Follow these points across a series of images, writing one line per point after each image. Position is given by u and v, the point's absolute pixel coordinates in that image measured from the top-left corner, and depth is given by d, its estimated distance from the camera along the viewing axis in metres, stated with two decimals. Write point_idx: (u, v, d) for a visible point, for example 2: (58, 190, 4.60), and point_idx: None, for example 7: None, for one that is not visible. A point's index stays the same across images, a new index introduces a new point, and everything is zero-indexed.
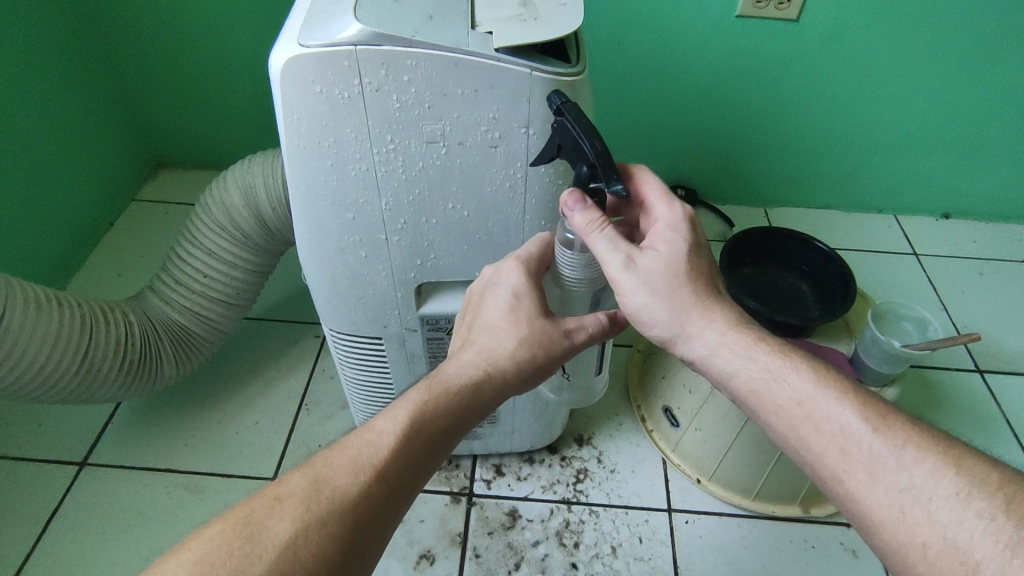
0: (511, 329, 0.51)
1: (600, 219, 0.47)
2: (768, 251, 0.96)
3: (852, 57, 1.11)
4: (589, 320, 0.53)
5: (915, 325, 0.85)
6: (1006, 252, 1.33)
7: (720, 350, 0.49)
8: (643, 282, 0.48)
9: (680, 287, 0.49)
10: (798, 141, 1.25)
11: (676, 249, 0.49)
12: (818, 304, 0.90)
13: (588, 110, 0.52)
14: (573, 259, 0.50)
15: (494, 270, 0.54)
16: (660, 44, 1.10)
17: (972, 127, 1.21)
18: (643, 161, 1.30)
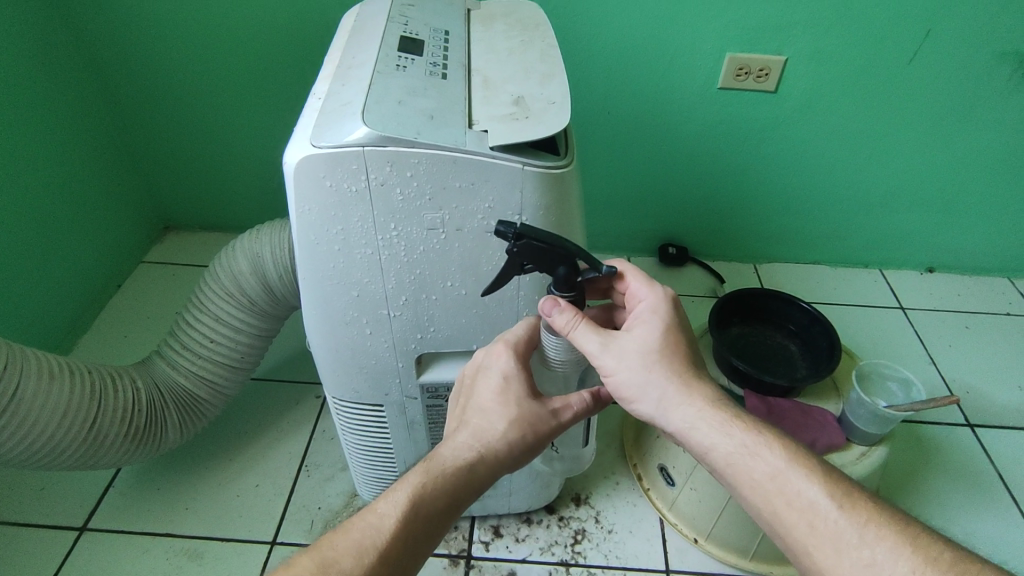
0: (501, 411, 0.54)
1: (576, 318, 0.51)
2: (755, 309, 0.99)
3: (830, 123, 1.17)
4: (575, 400, 0.56)
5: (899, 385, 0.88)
6: (990, 306, 1.36)
7: (699, 424, 0.53)
8: (621, 359, 0.53)
9: (662, 355, 0.53)
10: (783, 201, 1.30)
11: (655, 326, 0.54)
12: (806, 363, 0.93)
13: (576, 196, 0.56)
14: (558, 344, 0.54)
15: (485, 353, 0.57)
16: (647, 114, 1.16)
17: (948, 185, 1.27)
18: (635, 220, 1.35)
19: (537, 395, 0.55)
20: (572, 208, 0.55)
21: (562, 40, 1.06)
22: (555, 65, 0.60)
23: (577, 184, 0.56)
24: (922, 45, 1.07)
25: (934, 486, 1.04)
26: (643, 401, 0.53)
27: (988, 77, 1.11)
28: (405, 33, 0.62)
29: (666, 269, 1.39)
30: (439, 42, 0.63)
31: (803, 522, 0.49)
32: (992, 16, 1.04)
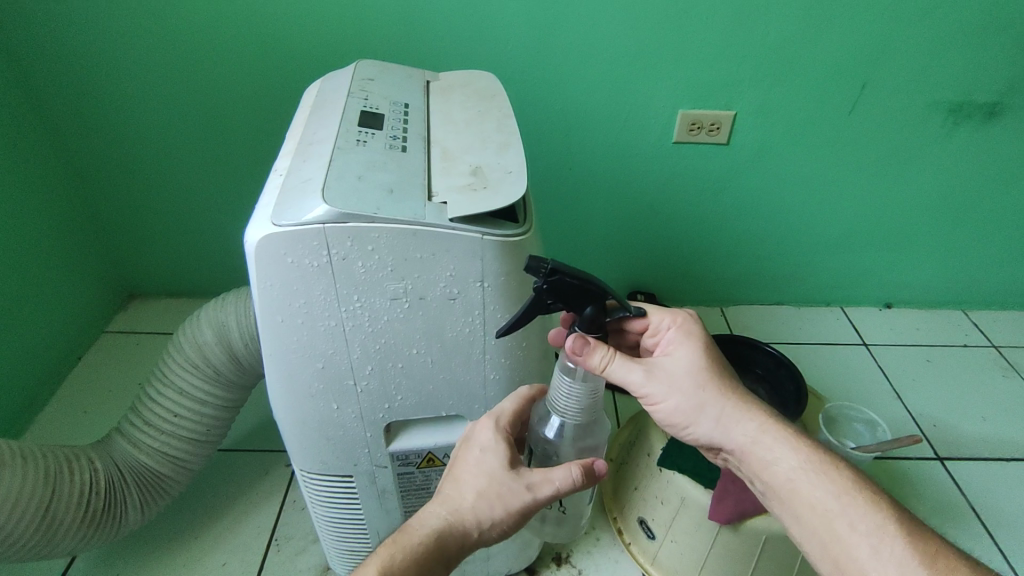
0: (474, 481, 0.54)
1: (607, 353, 0.51)
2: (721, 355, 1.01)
3: (782, 172, 1.23)
4: (558, 475, 0.53)
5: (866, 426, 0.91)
6: (947, 338, 1.41)
7: (760, 438, 0.58)
8: (669, 386, 0.59)
9: (707, 377, 0.59)
10: (743, 245, 1.35)
11: (693, 349, 0.59)
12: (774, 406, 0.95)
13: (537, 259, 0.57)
14: (574, 387, 0.52)
15: (472, 428, 0.58)
16: (607, 169, 1.20)
17: (897, 224, 1.33)
18: (602, 269, 1.37)
19: (514, 467, 0.55)
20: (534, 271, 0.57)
21: (519, 103, 1.10)
22: (512, 134, 0.62)
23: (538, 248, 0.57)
24: (860, 98, 1.13)
25: None
26: (700, 423, 0.59)
27: (924, 125, 1.17)
28: (365, 108, 0.65)
29: None
30: (399, 115, 0.65)
31: (866, 543, 0.52)
32: (922, 69, 1.10)
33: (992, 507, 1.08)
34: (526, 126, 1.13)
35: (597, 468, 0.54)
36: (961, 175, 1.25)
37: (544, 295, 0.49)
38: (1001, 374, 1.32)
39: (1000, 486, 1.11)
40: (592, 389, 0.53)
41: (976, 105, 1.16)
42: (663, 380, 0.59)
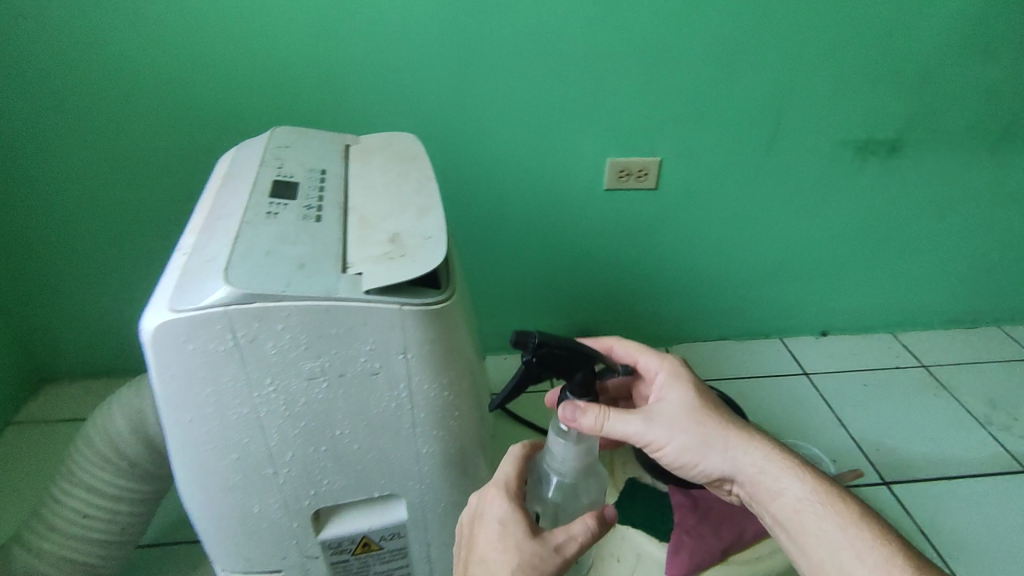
0: (504, 555, 0.53)
1: (599, 411, 0.53)
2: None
3: (710, 212, 1.26)
4: (578, 527, 0.54)
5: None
6: (881, 361, 1.46)
7: (769, 467, 0.58)
8: (669, 426, 0.59)
9: (701, 412, 0.60)
10: (681, 284, 1.37)
11: (682, 389, 0.62)
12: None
13: (461, 325, 0.55)
14: (568, 447, 0.55)
15: (478, 501, 0.58)
16: (543, 218, 1.21)
17: (823, 255, 1.39)
18: (546, 317, 1.37)
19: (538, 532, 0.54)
20: (459, 337, 0.55)
21: (449, 160, 1.10)
22: (432, 197, 0.61)
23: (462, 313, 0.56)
24: (773, 139, 1.19)
25: None
26: (707, 459, 0.59)
27: (835, 162, 1.24)
28: (278, 177, 0.62)
29: None
30: (315, 184, 0.63)
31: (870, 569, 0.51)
32: (828, 111, 1.17)
33: (940, 529, 1.09)
34: (457, 182, 1.13)
35: (610, 514, 0.56)
36: (873, 206, 1.32)
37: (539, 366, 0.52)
38: (934, 393, 1.37)
39: (945, 506, 1.13)
40: (585, 450, 0.55)
41: (879, 141, 1.23)
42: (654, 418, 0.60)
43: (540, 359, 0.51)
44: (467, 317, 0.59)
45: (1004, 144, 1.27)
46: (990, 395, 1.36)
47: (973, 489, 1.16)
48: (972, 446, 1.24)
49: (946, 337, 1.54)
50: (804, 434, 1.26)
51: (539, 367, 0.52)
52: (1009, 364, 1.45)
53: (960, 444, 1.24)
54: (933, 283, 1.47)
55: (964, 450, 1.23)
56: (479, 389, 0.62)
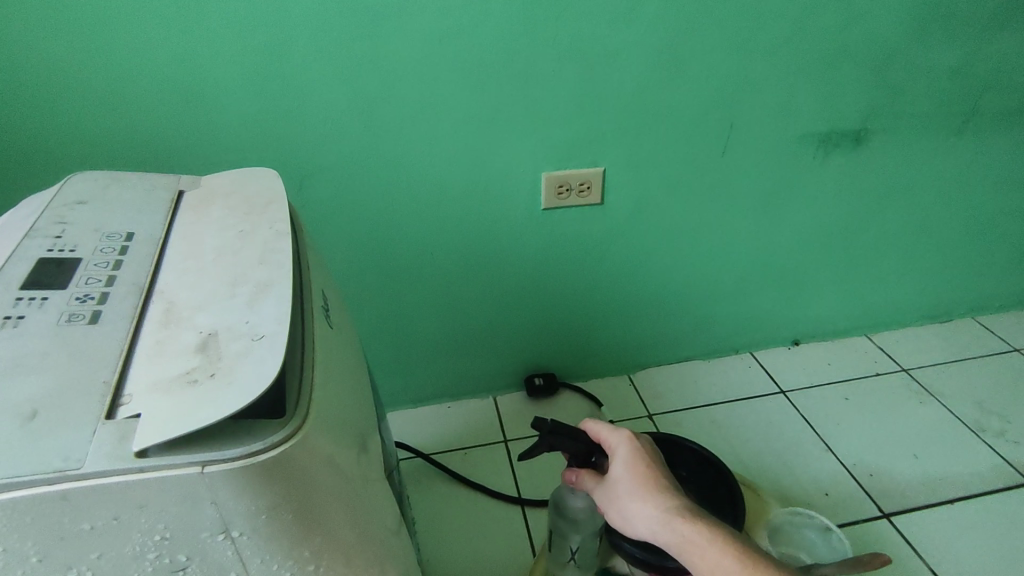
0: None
1: (586, 478, 0.62)
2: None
3: (665, 224, 1.11)
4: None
5: (818, 531, 0.81)
6: (859, 369, 1.34)
7: (658, 533, 0.57)
8: (601, 497, 0.61)
9: (625, 485, 0.59)
10: (639, 307, 1.22)
11: (621, 460, 0.60)
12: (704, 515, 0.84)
13: (336, 459, 0.37)
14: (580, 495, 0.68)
15: None
16: (474, 248, 1.03)
17: (790, 260, 1.25)
18: (491, 356, 1.20)
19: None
20: (324, 484, 0.35)
21: (353, 189, 0.91)
22: (280, 267, 0.42)
23: (327, 445, 0.36)
24: (729, 138, 1.04)
25: None
26: (623, 525, 0.59)
27: (796, 159, 1.11)
28: (48, 253, 0.42)
29: (537, 402, 1.24)
30: (108, 258, 0.43)
31: None
32: (787, 104, 1.03)
33: (951, 565, 0.96)
34: (367, 214, 0.94)
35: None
36: (840, 205, 1.20)
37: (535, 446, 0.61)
38: (919, 401, 1.26)
39: (954, 538, 1.00)
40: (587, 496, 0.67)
41: (842, 132, 1.10)
42: (597, 489, 0.61)
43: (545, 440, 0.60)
44: (341, 440, 0.40)
45: (969, 127, 1.16)
46: (976, 398, 1.26)
47: (980, 513, 1.03)
48: (970, 460, 1.12)
49: (920, 336, 1.43)
50: (790, 466, 1.13)
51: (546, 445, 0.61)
52: (988, 360, 1.35)
53: (958, 460, 1.12)
54: (904, 280, 1.37)
55: (962, 466, 1.11)
56: (370, 530, 0.43)
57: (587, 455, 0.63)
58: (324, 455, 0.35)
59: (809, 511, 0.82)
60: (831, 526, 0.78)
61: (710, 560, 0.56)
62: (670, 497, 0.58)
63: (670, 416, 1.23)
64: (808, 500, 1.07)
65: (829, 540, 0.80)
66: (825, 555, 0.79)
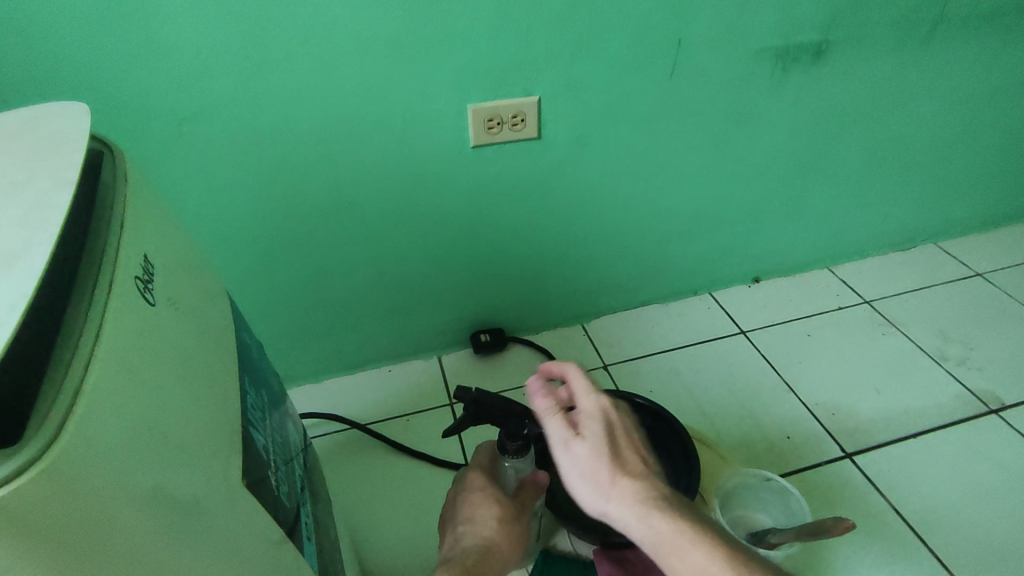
0: (483, 503, 0.60)
1: (541, 419, 0.52)
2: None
3: (611, 159, 1.01)
4: (526, 494, 0.62)
5: (771, 490, 0.77)
6: (820, 303, 1.29)
7: (640, 519, 0.49)
8: (561, 462, 0.51)
9: (600, 457, 0.50)
10: (589, 251, 1.12)
11: (597, 426, 0.52)
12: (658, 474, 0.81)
13: (110, 483, 0.29)
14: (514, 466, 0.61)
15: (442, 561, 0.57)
16: (397, 194, 0.91)
17: (748, 192, 1.17)
18: (431, 313, 1.10)
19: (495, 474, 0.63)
20: (86, 520, 0.27)
21: (244, 130, 0.78)
22: (45, 230, 0.31)
23: (91, 475, 0.27)
24: (677, 57, 0.93)
25: (833, 548, 0.88)
26: (588, 501, 0.50)
27: (752, 79, 1.00)
28: None
29: (486, 360, 1.16)
30: None
31: None
32: (740, 15, 0.92)
33: (915, 502, 0.93)
34: (266, 160, 0.82)
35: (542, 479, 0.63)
36: (799, 130, 1.11)
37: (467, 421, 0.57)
38: (882, 333, 1.21)
39: (917, 474, 0.96)
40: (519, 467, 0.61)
41: (801, 46, 0.99)
42: (558, 451, 0.52)
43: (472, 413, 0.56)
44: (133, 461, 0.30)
45: (937, 34, 1.06)
46: (938, 326, 1.22)
47: (943, 445, 1.00)
48: (933, 392, 1.09)
49: (882, 265, 1.38)
50: (749, 410, 1.07)
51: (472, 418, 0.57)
52: (950, 286, 1.31)
53: (921, 393, 1.09)
54: (866, 208, 1.30)
55: (925, 399, 1.07)
56: (193, 555, 0.35)
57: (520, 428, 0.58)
58: (79, 490, 0.27)
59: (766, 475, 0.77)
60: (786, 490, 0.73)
61: (691, 562, 0.48)
62: (653, 484, 0.51)
63: (625, 365, 1.16)
64: (769, 443, 1.02)
65: (784, 501, 0.76)
66: (782, 517, 0.75)
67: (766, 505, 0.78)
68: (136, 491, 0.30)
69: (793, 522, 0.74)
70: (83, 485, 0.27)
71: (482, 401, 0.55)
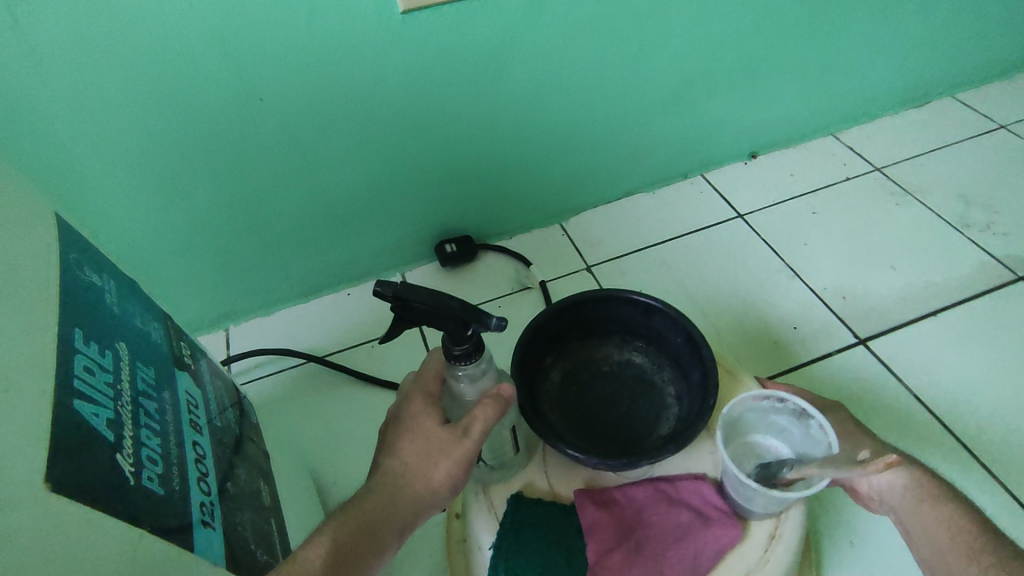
0: (414, 432, 0.50)
1: None
2: (572, 332, 0.73)
3: (577, 19, 0.82)
4: (479, 412, 0.49)
5: (790, 416, 0.60)
6: (826, 175, 1.14)
7: None
8: None
9: None
10: (561, 136, 0.96)
11: None
12: (668, 375, 0.71)
13: None
14: (465, 372, 0.48)
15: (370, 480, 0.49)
16: (314, 80, 0.74)
17: (742, 50, 0.98)
18: (385, 225, 0.96)
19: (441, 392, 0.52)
20: None
21: (94, 10, 0.60)
22: None
23: None
24: None
25: None
26: None
27: None
28: None
29: (455, 272, 1.04)
30: None
31: None
32: None
33: (934, 386, 0.84)
34: (136, 49, 0.64)
35: (508, 393, 0.50)
36: None
37: (398, 320, 0.44)
38: (895, 202, 1.08)
39: (938, 355, 0.87)
40: (472, 372, 0.48)
41: None
42: None
43: (402, 310, 0.43)
44: None
45: None
46: (959, 190, 1.09)
47: (965, 321, 0.90)
48: (953, 262, 0.97)
49: (895, 125, 1.23)
50: (752, 302, 0.97)
51: (406, 317, 0.44)
52: (971, 143, 1.17)
53: (939, 265, 0.97)
54: (879, 60, 1.12)
55: (945, 271, 0.97)
56: None
57: (459, 330, 0.44)
58: None
59: (776, 398, 0.60)
60: (808, 413, 0.58)
61: None
62: None
63: (613, 265, 1.04)
64: (773, 336, 0.92)
65: (806, 429, 0.59)
66: (797, 446, 0.60)
67: (774, 432, 0.62)
68: None
69: (810, 452, 0.59)
70: None
71: (405, 296, 0.42)
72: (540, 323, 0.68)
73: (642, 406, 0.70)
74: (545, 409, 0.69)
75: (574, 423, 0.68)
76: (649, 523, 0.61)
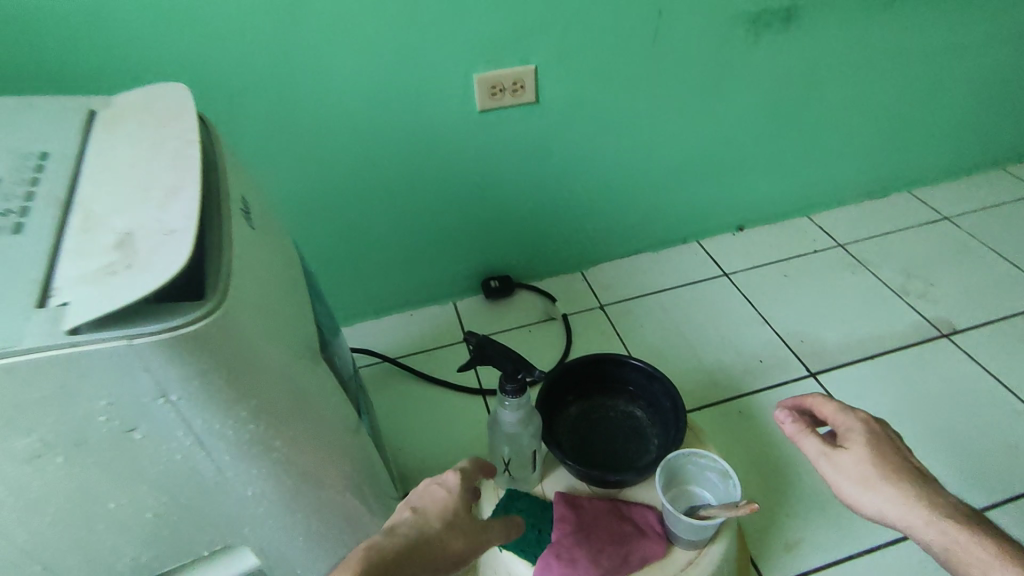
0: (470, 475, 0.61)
1: None
2: (591, 380, 0.88)
3: (602, 120, 1.13)
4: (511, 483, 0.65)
5: (717, 474, 0.69)
6: (798, 248, 1.42)
7: None
8: None
9: None
10: (585, 203, 1.26)
11: None
12: (656, 429, 0.84)
13: (262, 344, 0.43)
14: (510, 402, 0.67)
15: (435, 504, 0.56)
16: (414, 154, 1.05)
17: (729, 147, 1.28)
18: (447, 262, 1.25)
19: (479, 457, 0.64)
20: (252, 367, 0.42)
21: (289, 100, 0.92)
22: (191, 174, 0.45)
23: (252, 333, 0.42)
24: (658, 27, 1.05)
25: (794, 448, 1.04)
26: None
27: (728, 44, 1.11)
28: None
29: (495, 303, 1.31)
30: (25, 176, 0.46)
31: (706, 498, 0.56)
32: None
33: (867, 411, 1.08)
34: (306, 126, 0.96)
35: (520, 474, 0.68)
36: (776, 86, 1.21)
37: (473, 358, 0.65)
38: (852, 272, 1.34)
39: (872, 388, 1.11)
40: (517, 402, 0.67)
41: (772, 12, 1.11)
42: None
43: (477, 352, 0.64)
44: (265, 334, 0.44)
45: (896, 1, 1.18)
46: (905, 265, 1.35)
47: (896, 364, 1.14)
48: (893, 320, 1.22)
49: (859, 211, 1.51)
50: (731, 340, 1.22)
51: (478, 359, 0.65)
52: (919, 230, 1.44)
53: (881, 321, 1.22)
54: (843, 159, 1.42)
55: (885, 326, 1.22)
56: (306, 404, 0.49)
57: (511, 371, 0.65)
58: (246, 341, 0.41)
59: (711, 458, 0.69)
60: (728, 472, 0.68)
61: None
62: None
63: (621, 306, 1.30)
64: (744, 366, 1.17)
65: (727, 486, 0.68)
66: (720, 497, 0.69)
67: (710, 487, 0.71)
68: (275, 356, 0.45)
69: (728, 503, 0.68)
70: (249, 343, 0.42)
71: (483, 343, 0.63)
72: (562, 369, 0.84)
73: (630, 450, 0.83)
74: (559, 435, 0.83)
75: (579, 453, 0.82)
76: (600, 527, 0.70)
